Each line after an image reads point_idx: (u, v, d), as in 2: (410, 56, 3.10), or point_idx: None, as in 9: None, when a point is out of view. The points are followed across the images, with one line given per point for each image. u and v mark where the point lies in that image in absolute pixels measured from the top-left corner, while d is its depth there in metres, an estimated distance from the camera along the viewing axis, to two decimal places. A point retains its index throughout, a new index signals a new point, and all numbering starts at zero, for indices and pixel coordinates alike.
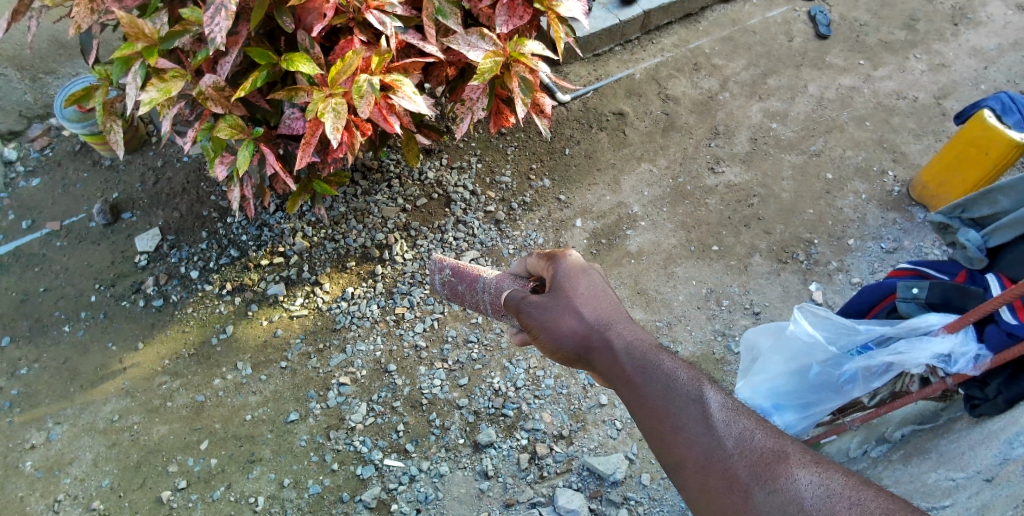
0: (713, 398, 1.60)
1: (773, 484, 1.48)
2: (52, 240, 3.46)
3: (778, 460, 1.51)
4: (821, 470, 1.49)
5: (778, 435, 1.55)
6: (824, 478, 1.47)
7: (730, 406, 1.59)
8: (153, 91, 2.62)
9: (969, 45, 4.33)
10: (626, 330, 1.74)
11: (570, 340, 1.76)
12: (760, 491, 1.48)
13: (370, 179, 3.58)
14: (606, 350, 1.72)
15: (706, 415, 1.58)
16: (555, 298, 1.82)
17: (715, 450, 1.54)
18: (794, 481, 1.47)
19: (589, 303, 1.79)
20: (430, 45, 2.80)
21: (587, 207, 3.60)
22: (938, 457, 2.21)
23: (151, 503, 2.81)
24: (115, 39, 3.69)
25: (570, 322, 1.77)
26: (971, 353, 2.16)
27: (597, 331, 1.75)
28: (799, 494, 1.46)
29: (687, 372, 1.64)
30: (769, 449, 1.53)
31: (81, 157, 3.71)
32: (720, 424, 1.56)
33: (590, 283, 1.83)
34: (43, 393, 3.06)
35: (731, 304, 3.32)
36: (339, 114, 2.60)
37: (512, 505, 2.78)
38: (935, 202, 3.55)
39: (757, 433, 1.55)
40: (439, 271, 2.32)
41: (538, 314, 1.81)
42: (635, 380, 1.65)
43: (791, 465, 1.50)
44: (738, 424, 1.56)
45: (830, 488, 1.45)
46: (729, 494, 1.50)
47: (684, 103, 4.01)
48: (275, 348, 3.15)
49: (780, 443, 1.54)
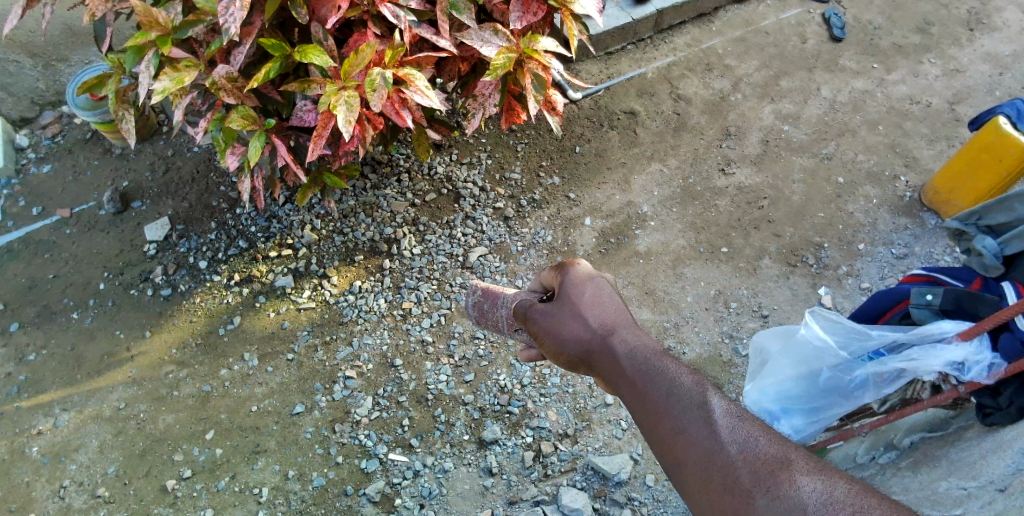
0: (717, 403, 1.57)
1: (776, 491, 1.45)
2: (62, 227, 3.46)
3: (781, 467, 1.47)
4: (825, 478, 1.45)
5: (782, 441, 1.52)
6: (828, 486, 1.44)
7: (734, 411, 1.55)
8: (166, 80, 2.60)
9: (983, 50, 4.31)
10: (628, 335, 1.74)
11: (572, 344, 1.80)
12: (763, 498, 1.45)
13: (380, 173, 3.58)
14: (607, 354, 1.73)
15: (710, 420, 1.54)
16: (559, 306, 1.87)
17: (716, 454, 1.51)
18: (797, 489, 1.44)
19: (592, 309, 1.82)
20: (443, 39, 2.80)
21: (596, 205, 3.59)
22: (949, 465, 2.24)
23: (156, 492, 2.81)
24: (128, 28, 3.68)
25: (573, 327, 1.81)
26: (985, 361, 2.15)
27: (597, 336, 1.77)
28: (802, 501, 1.43)
29: (690, 377, 1.61)
30: (773, 456, 1.50)
31: (92, 145, 3.71)
32: (723, 429, 1.53)
33: (595, 289, 1.85)
34: (50, 380, 3.06)
35: (740, 306, 3.31)
36: (352, 108, 2.59)
37: (515, 502, 2.78)
38: (947, 208, 3.53)
39: (761, 439, 1.52)
40: (472, 293, 2.40)
41: (544, 320, 1.88)
42: (635, 382, 1.65)
43: (794, 472, 1.46)
44: (741, 429, 1.53)
45: (833, 497, 1.42)
46: (729, 498, 1.47)
47: (696, 103, 4.00)
48: (281, 340, 3.15)
49: (784, 450, 1.51)
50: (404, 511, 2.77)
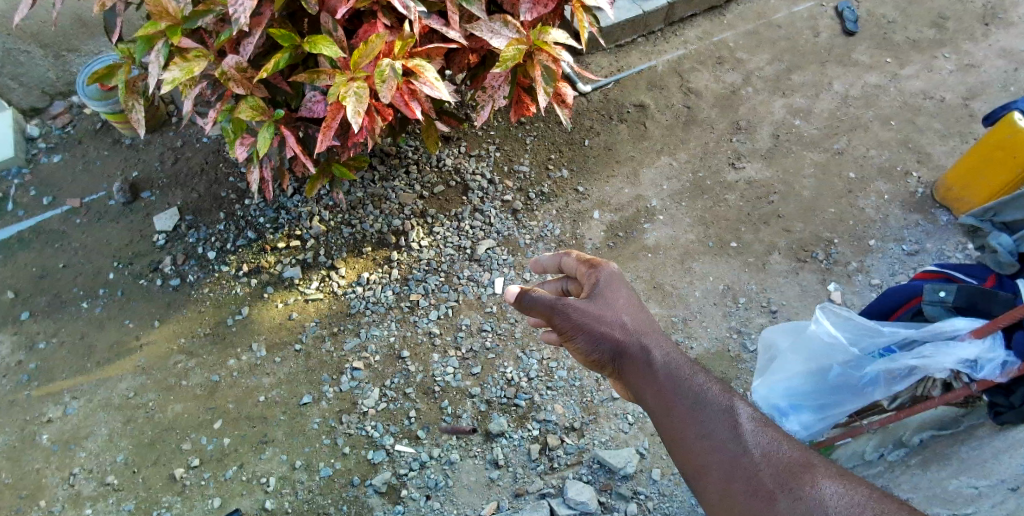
0: (742, 410, 1.67)
1: (798, 492, 1.55)
2: (72, 217, 3.47)
3: (802, 469, 1.58)
4: (845, 482, 1.56)
5: (803, 447, 1.63)
6: (848, 490, 1.54)
7: (758, 418, 1.66)
8: (176, 70, 2.61)
9: (999, 46, 4.26)
10: (662, 342, 1.77)
11: (605, 343, 1.76)
12: (785, 499, 1.55)
13: (388, 164, 3.58)
14: (643, 359, 1.74)
15: (735, 425, 1.64)
16: (593, 303, 1.80)
17: (741, 457, 1.61)
18: (818, 489, 1.55)
19: (627, 312, 1.80)
20: (453, 30, 2.77)
21: (605, 199, 3.58)
22: (960, 463, 2.25)
23: (164, 480, 2.83)
24: (138, 19, 3.68)
25: (610, 326, 1.77)
26: (998, 359, 2.16)
27: (634, 338, 1.76)
28: (823, 502, 1.53)
29: (718, 386, 1.70)
30: (796, 460, 1.61)
31: (102, 136, 3.72)
32: (748, 434, 1.63)
33: (630, 293, 1.83)
34: (61, 368, 3.08)
35: (748, 301, 3.30)
36: (361, 99, 2.58)
37: (521, 495, 2.79)
38: (959, 205, 3.50)
39: (784, 444, 1.63)
40: None
41: (575, 315, 1.77)
42: (665, 388, 1.70)
43: (816, 475, 1.57)
44: (765, 434, 1.64)
45: (854, 499, 1.53)
46: (752, 500, 1.57)
47: (706, 96, 3.97)
48: (289, 331, 3.16)
49: (804, 454, 1.62)
50: (410, 502, 2.78)
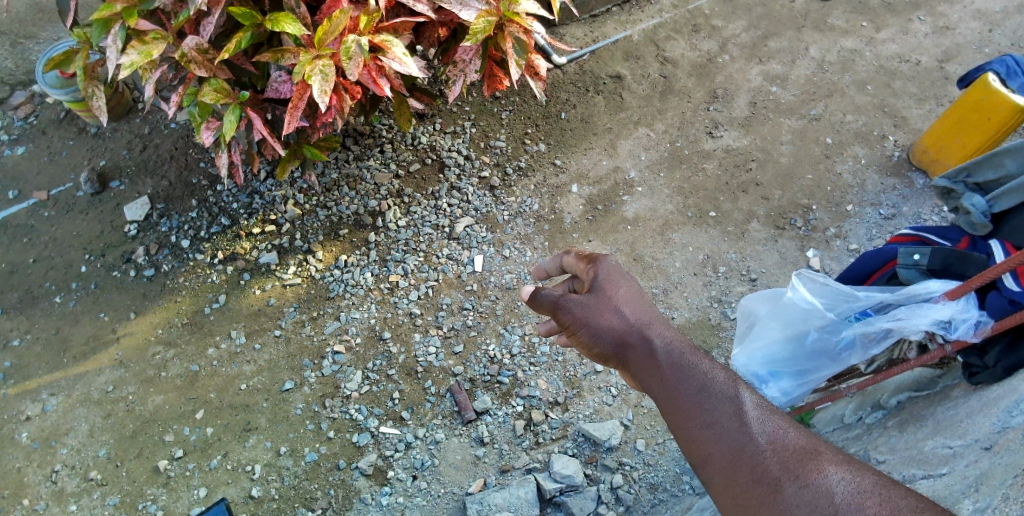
0: (747, 398, 1.61)
1: (804, 479, 1.48)
2: (40, 210, 3.40)
3: (810, 456, 1.51)
4: (852, 469, 1.48)
5: (812, 434, 1.56)
6: (855, 477, 1.45)
7: (764, 405, 1.60)
8: (134, 54, 2.54)
9: (974, 7, 4.24)
10: (665, 331, 1.73)
11: (607, 335, 1.74)
12: (791, 486, 1.48)
13: (362, 144, 3.53)
14: (644, 348, 1.70)
15: (740, 413, 1.58)
16: (594, 297, 1.78)
17: (745, 446, 1.55)
18: (824, 477, 1.46)
19: (628, 303, 1.76)
20: (421, 5, 2.70)
21: (583, 172, 3.56)
22: (935, 424, 2.28)
23: (148, 472, 2.82)
24: (96, 2, 3.58)
25: (611, 318, 1.75)
26: (972, 319, 2.19)
27: (636, 329, 1.73)
28: (829, 490, 1.45)
29: (723, 373, 1.64)
30: (803, 448, 1.53)
31: (66, 125, 3.63)
32: (753, 421, 1.57)
33: (630, 283, 1.79)
34: (37, 364, 3.05)
35: (728, 270, 3.31)
36: (327, 77, 2.51)
37: (507, 471, 2.80)
38: (935, 167, 3.51)
39: (791, 431, 1.56)
40: None
41: (577, 309, 1.77)
42: (668, 377, 1.65)
43: (823, 462, 1.49)
44: (771, 421, 1.57)
45: (861, 486, 1.43)
46: (756, 490, 1.50)
47: (683, 65, 3.93)
48: (268, 317, 3.14)
49: (813, 442, 1.54)
50: (397, 483, 2.79)
